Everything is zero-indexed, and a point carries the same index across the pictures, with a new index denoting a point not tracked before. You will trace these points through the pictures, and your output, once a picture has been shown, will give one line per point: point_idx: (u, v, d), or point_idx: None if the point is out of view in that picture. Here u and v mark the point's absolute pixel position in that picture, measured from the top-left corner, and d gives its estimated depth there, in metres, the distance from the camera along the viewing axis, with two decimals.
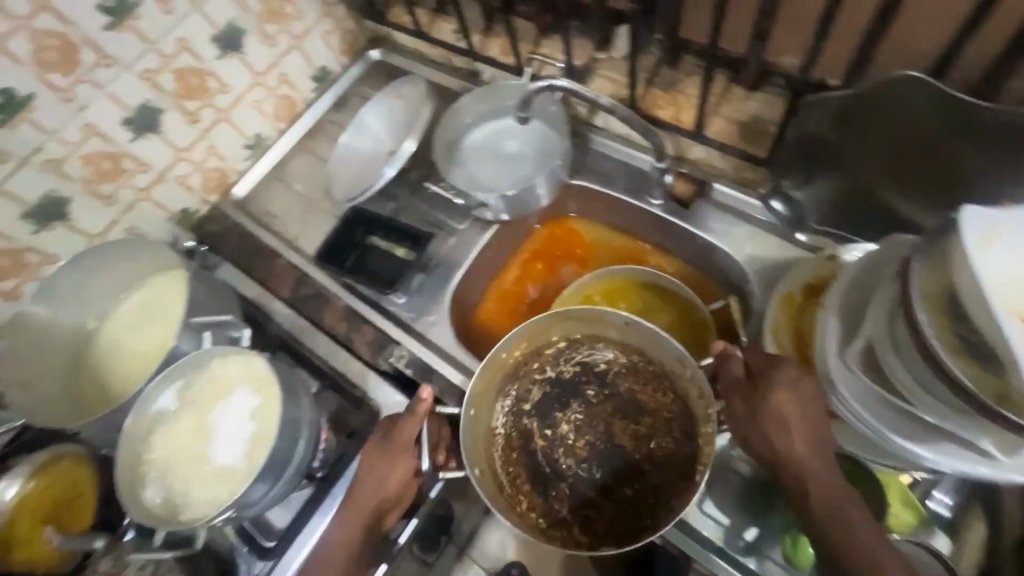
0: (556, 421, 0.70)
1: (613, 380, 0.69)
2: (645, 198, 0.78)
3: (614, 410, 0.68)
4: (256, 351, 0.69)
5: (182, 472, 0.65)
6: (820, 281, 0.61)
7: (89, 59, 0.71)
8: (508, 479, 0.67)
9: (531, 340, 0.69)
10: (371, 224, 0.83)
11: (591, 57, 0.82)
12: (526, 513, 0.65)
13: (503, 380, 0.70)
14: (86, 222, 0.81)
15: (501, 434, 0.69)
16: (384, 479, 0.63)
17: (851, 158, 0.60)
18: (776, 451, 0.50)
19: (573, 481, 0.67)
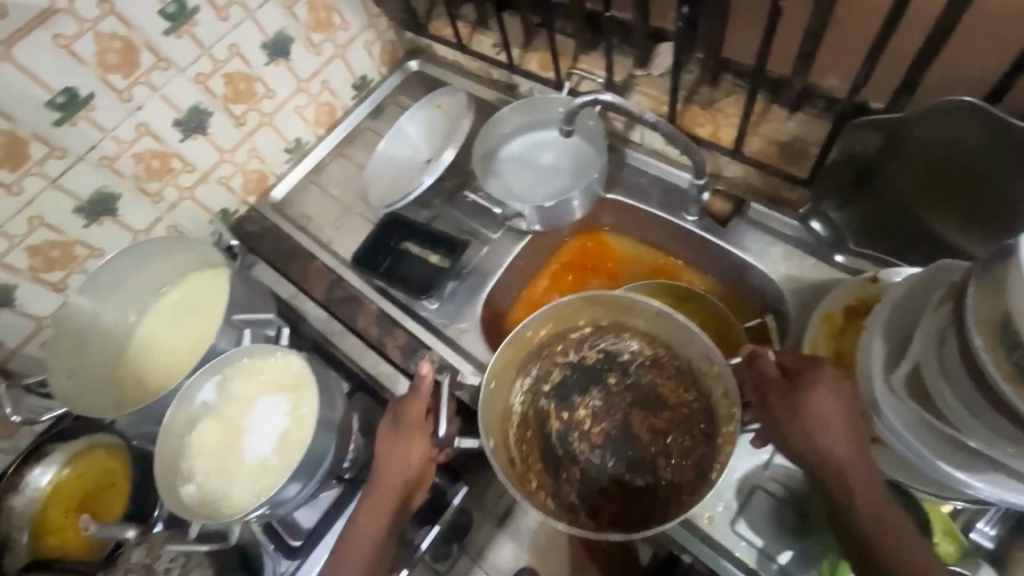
0: (574, 406, 0.69)
1: (636, 372, 0.68)
2: (680, 213, 0.78)
3: (634, 403, 0.67)
4: (291, 351, 0.69)
5: (217, 467, 0.66)
6: (863, 303, 0.60)
7: (148, 61, 0.74)
8: (520, 456, 0.66)
9: (559, 320, 0.68)
10: (407, 230, 0.85)
11: (630, 74, 0.83)
12: (534, 492, 0.64)
13: (526, 358, 0.69)
14: (133, 218, 0.83)
15: (518, 411, 0.68)
16: (404, 464, 0.63)
17: (897, 181, 0.60)
18: (821, 457, 0.48)
19: (585, 466, 0.65)
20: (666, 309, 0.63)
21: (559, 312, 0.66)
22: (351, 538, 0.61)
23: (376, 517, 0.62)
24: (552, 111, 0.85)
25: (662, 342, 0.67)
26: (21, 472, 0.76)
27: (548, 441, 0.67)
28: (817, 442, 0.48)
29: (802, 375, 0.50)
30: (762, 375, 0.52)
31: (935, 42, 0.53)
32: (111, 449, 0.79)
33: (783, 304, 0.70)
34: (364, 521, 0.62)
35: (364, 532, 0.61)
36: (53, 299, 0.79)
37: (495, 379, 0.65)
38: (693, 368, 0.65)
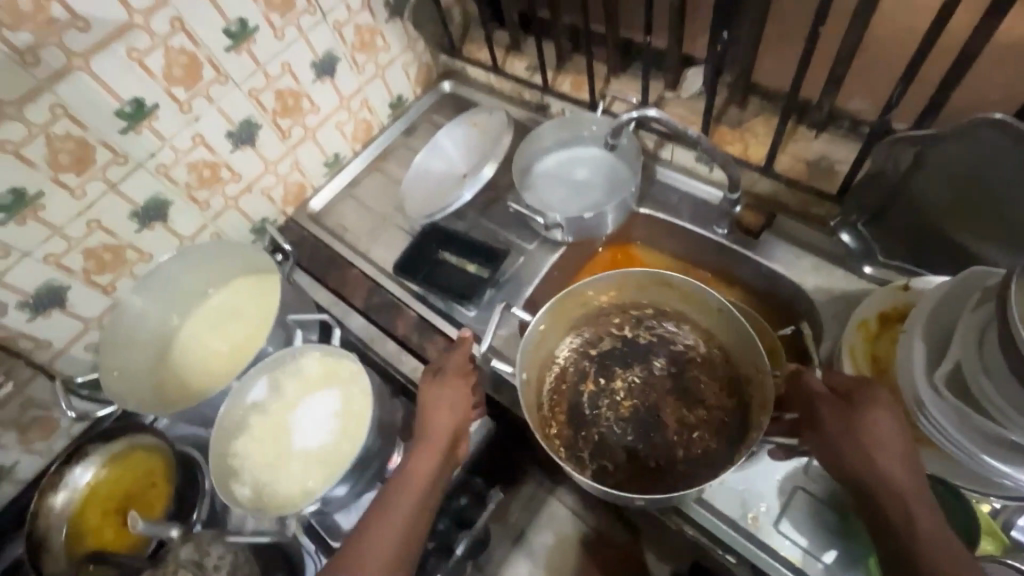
0: (612, 376, 0.74)
1: (683, 362, 0.73)
2: (710, 226, 0.82)
3: (672, 391, 0.73)
4: (341, 352, 0.72)
5: (268, 465, 0.68)
6: (897, 311, 0.62)
7: (209, 75, 0.78)
8: (549, 402, 0.72)
9: (624, 292, 0.73)
10: (446, 241, 0.89)
11: (661, 95, 0.88)
12: (551, 437, 0.70)
13: (582, 319, 0.75)
14: (181, 225, 0.86)
15: (559, 364, 0.74)
16: (452, 407, 0.64)
17: (925, 193, 0.63)
18: (875, 475, 0.50)
19: (605, 431, 0.71)
20: (730, 308, 0.66)
21: (624, 283, 0.72)
22: (399, 484, 0.60)
23: (426, 462, 0.61)
24: (586, 129, 0.89)
25: (718, 343, 0.71)
26: (61, 472, 0.76)
27: (578, 402, 0.73)
28: (873, 459, 0.50)
29: (857, 394, 0.53)
30: (812, 390, 0.55)
31: (961, 66, 0.57)
32: (152, 449, 0.79)
33: (814, 308, 0.73)
34: (414, 468, 0.61)
35: (415, 477, 0.60)
36: (101, 301, 0.81)
37: (550, 326, 0.71)
38: (742, 375, 0.68)
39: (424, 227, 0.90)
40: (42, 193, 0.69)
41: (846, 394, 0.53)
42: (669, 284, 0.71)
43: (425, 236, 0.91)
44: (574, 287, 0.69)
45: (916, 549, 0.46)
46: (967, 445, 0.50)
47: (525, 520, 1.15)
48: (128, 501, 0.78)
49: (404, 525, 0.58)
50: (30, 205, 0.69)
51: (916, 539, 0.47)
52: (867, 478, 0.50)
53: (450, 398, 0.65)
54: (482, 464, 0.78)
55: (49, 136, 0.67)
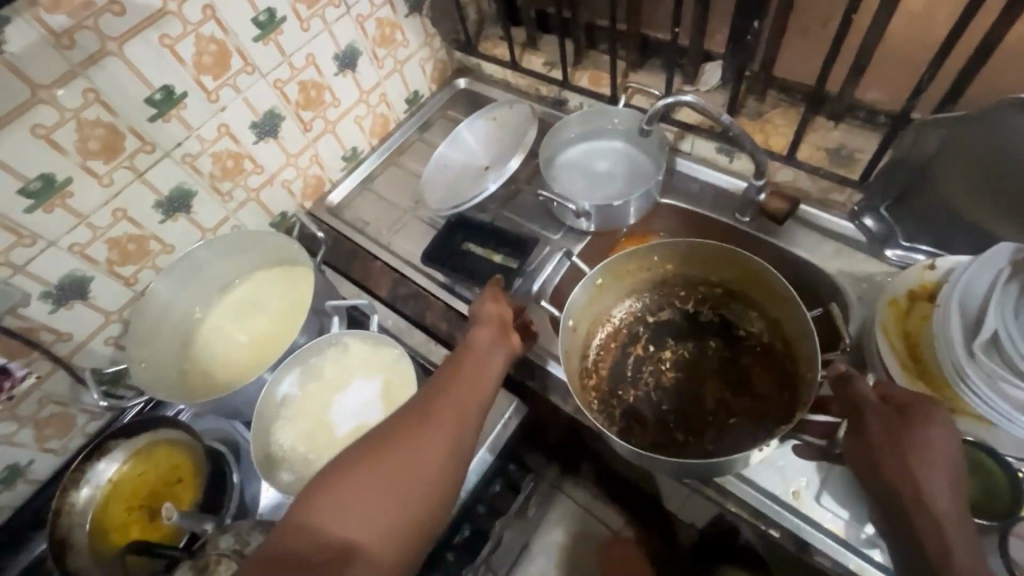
0: (663, 346, 0.83)
1: (740, 347, 0.80)
2: (733, 215, 0.84)
3: (722, 369, 0.79)
4: (378, 337, 0.74)
5: (311, 451, 0.69)
6: (926, 289, 0.65)
7: (236, 65, 0.78)
8: (597, 355, 0.82)
9: (690, 264, 0.81)
10: (473, 231, 0.89)
11: (680, 89, 0.90)
12: (589, 385, 0.79)
13: (647, 286, 0.85)
14: (204, 216, 0.85)
15: (614, 322, 0.85)
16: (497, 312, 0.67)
17: (947, 175, 0.66)
18: (917, 495, 0.50)
19: (640, 394, 0.79)
20: (797, 298, 0.70)
21: (688, 257, 0.80)
22: (458, 359, 0.61)
23: (483, 341, 0.63)
24: (609, 122, 0.91)
25: (782, 337, 0.77)
26: (84, 468, 0.74)
27: (624, 363, 0.82)
28: (916, 478, 0.51)
29: (912, 410, 0.53)
30: (863, 396, 0.56)
31: (983, 54, 0.60)
32: (177, 442, 0.78)
33: (841, 291, 0.75)
34: (470, 348, 0.63)
35: (473, 350, 0.62)
36: (123, 293, 0.80)
37: (612, 284, 0.81)
38: (798, 371, 0.73)
39: (449, 218, 0.91)
40: (71, 180, 0.68)
41: (901, 408, 0.54)
42: (735, 261, 0.75)
43: (451, 227, 0.91)
44: (639, 249, 0.78)
45: (948, 573, 0.46)
46: (1005, 407, 0.53)
47: (543, 513, 1.15)
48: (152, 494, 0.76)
49: (469, 383, 0.58)
50: (58, 191, 0.68)
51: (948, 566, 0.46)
52: (907, 497, 0.51)
53: (493, 302, 0.68)
54: (514, 451, 0.78)
55: (81, 121, 0.66)
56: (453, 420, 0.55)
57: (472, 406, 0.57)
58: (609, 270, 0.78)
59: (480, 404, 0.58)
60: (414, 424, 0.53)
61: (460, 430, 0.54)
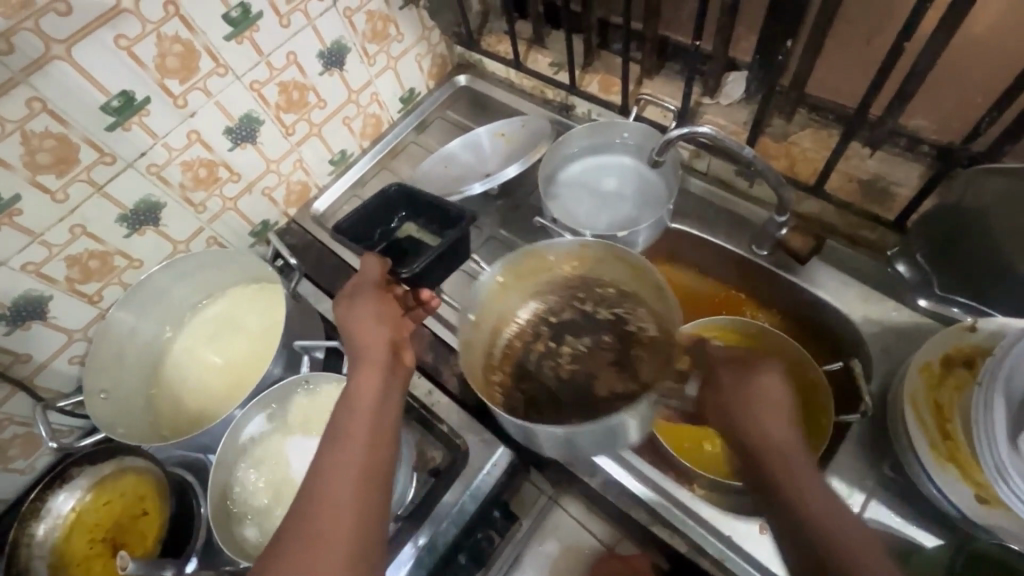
0: (564, 342, 0.76)
1: (631, 342, 0.73)
2: (749, 247, 0.76)
3: (611, 363, 0.72)
4: None
5: (281, 501, 0.66)
6: (963, 354, 0.58)
7: (206, 67, 0.70)
8: (499, 354, 0.75)
9: (584, 266, 0.75)
10: (414, 206, 0.81)
11: (698, 101, 0.81)
12: (492, 380, 0.72)
13: (545, 285, 0.77)
14: (175, 229, 0.78)
15: (519, 322, 0.77)
16: (379, 316, 0.58)
17: (999, 231, 0.58)
18: (766, 444, 0.47)
19: (543, 387, 0.72)
20: (664, 286, 0.68)
21: (585, 255, 0.73)
22: (349, 400, 0.52)
23: (366, 378, 0.53)
24: (618, 136, 0.83)
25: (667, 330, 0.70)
26: (44, 498, 0.71)
27: (527, 364, 0.75)
28: (767, 431, 0.47)
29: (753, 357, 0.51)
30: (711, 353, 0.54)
31: None
32: (142, 472, 0.72)
33: (863, 344, 0.68)
34: (359, 370, 0.54)
35: (361, 397, 0.52)
36: (88, 312, 0.75)
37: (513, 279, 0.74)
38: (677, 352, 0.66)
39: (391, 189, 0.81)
40: (19, 197, 0.62)
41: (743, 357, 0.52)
42: (623, 261, 0.71)
43: (392, 197, 0.82)
44: (537, 249, 0.72)
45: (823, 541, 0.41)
46: None
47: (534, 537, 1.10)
48: (112, 530, 0.71)
49: (374, 399, 0.52)
50: (6, 210, 0.62)
51: (820, 526, 0.42)
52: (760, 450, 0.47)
53: (378, 303, 0.59)
54: (500, 496, 0.73)
55: (26, 133, 0.60)
56: (371, 417, 0.50)
57: (388, 414, 0.52)
58: (509, 268, 0.72)
59: (395, 411, 0.53)
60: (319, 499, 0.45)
61: (379, 417, 0.51)
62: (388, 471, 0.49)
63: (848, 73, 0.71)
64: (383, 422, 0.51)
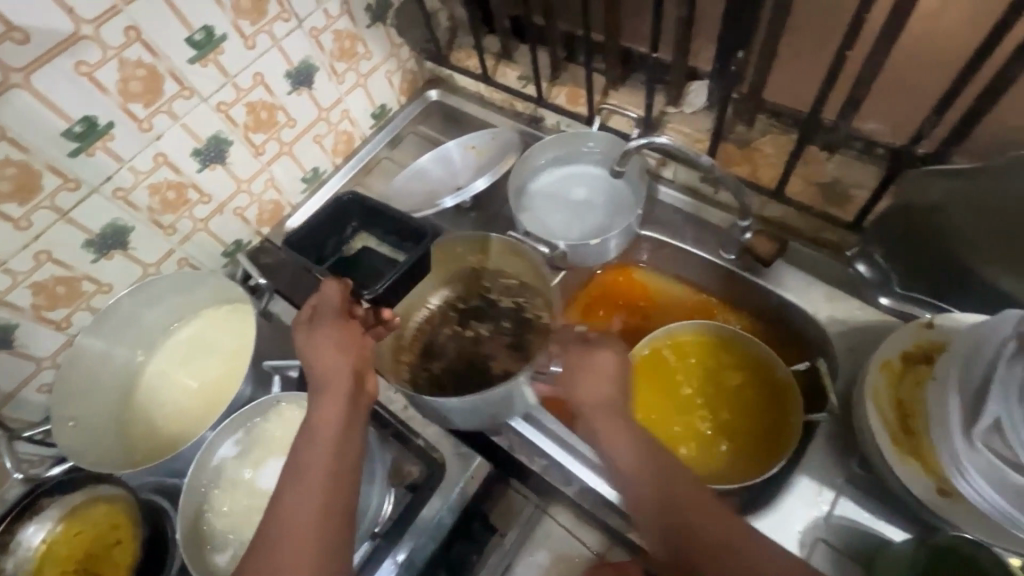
0: (469, 326, 0.82)
1: (525, 328, 0.78)
2: (717, 251, 0.77)
3: (507, 346, 0.78)
4: None
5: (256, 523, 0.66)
6: (922, 350, 0.59)
7: (171, 90, 0.70)
8: (409, 336, 0.81)
9: (489, 258, 0.82)
10: (367, 217, 0.81)
11: (662, 111, 0.82)
12: (400, 360, 0.79)
13: (455, 276, 0.84)
14: (144, 252, 0.78)
15: (432, 308, 0.84)
16: (340, 345, 0.58)
17: (950, 227, 0.60)
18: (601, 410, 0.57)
19: (445, 366, 0.79)
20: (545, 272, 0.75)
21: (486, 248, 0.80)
22: (312, 429, 0.54)
23: (331, 408, 0.55)
24: (583, 146, 0.84)
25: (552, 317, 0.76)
26: (12, 531, 0.69)
27: (434, 346, 0.81)
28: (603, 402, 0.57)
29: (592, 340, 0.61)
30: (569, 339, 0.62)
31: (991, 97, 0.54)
32: (113, 500, 0.70)
33: (829, 344, 0.69)
34: (321, 397, 0.56)
35: (324, 427, 0.54)
36: (55, 339, 0.74)
37: None
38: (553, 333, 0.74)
39: (341, 197, 0.81)
40: None
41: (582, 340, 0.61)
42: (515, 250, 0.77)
43: (343, 207, 0.82)
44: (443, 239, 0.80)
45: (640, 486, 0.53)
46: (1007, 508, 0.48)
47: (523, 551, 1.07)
48: (88, 559, 0.70)
49: (337, 429, 0.54)
50: None
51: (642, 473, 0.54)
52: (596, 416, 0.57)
53: (333, 332, 0.59)
54: (480, 509, 0.73)
55: None
56: (336, 446, 0.53)
57: (352, 442, 0.54)
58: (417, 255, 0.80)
59: (360, 438, 0.55)
60: (288, 523, 0.49)
61: (344, 442, 0.54)
62: (355, 482, 0.53)
63: (804, 80, 0.72)
64: (349, 444, 0.54)
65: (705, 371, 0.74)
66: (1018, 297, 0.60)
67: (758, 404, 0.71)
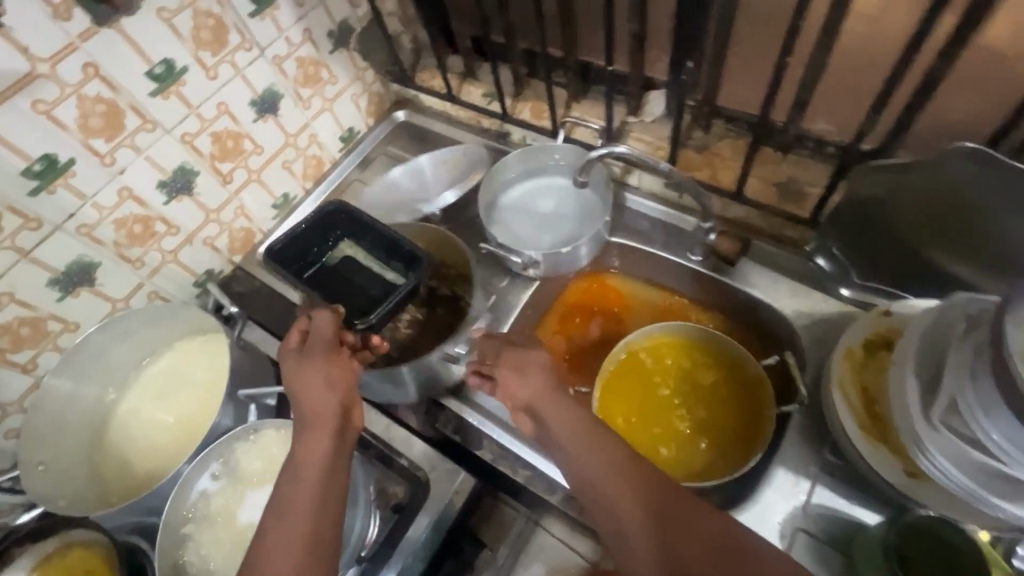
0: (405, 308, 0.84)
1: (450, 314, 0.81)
2: (684, 253, 0.79)
3: (439, 332, 0.79)
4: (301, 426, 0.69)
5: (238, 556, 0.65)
6: (883, 337, 0.61)
7: (133, 123, 0.70)
8: None
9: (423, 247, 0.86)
10: (357, 231, 0.78)
11: (624, 121, 0.85)
12: None
13: None
14: (112, 287, 0.76)
15: None
16: (330, 381, 0.58)
17: (896, 218, 0.63)
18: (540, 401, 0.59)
19: None
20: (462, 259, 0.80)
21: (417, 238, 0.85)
22: (297, 467, 0.54)
23: (316, 444, 0.55)
24: (550, 159, 0.86)
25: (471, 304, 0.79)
26: None
27: None
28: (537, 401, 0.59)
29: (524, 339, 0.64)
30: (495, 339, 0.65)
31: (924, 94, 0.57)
32: (89, 545, 0.69)
33: (796, 336, 0.71)
34: (307, 433, 0.56)
35: (308, 462, 0.54)
36: (21, 382, 0.72)
37: None
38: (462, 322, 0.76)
39: (329, 205, 0.77)
40: None
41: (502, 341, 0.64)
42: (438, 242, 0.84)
43: (331, 217, 0.78)
44: None
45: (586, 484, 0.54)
46: (972, 486, 0.50)
47: None
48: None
49: (322, 467, 0.54)
50: None
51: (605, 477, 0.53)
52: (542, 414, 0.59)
53: (324, 365, 0.59)
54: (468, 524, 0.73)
55: None
56: (320, 480, 0.53)
57: (335, 477, 0.54)
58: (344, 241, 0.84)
59: (342, 473, 0.55)
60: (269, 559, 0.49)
61: (328, 481, 0.54)
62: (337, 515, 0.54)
63: None
64: (332, 478, 0.54)
65: (680, 371, 0.75)
66: (979, 284, 0.62)
67: (733, 402, 0.72)
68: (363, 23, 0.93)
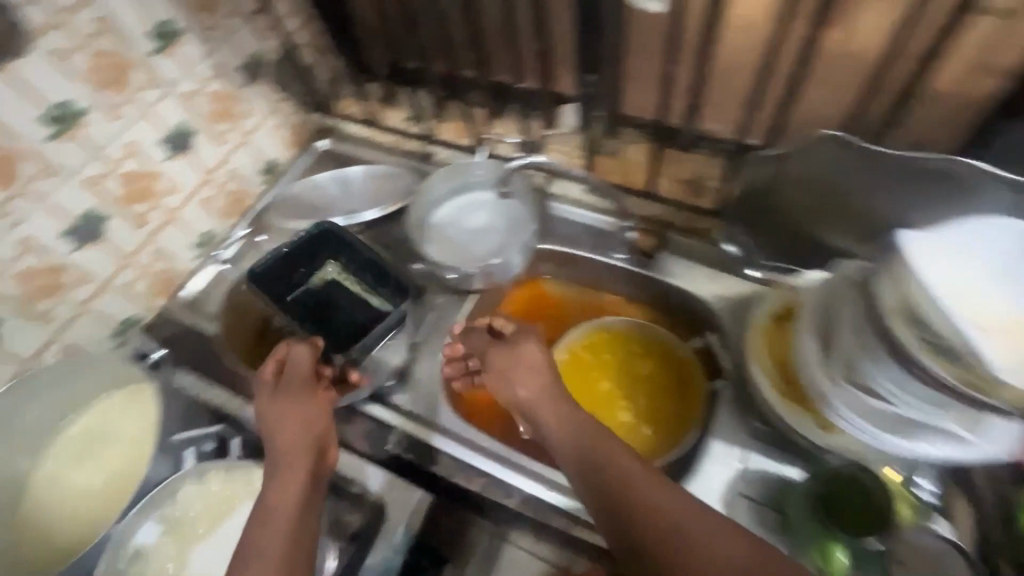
0: None
1: None
2: (608, 253, 0.84)
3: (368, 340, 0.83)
4: (237, 463, 0.74)
5: None
6: (786, 308, 0.69)
7: (30, 170, 0.66)
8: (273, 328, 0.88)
9: None
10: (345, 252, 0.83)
11: (541, 134, 0.90)
12: (258, 345, 0.85)
13: None
14: (17, 346, 0.71)
15: None
16: (308, 419, 0.61)
17: (787, 202, 0.70)
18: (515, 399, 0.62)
19: None
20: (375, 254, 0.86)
21: None
22: (270, 509, 0.53)
23: (289, 487, 0.55)
24: (472, 174, 0.88)
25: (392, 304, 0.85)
26: None
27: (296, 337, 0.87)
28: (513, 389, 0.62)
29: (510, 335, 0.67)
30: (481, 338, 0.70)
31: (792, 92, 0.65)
32: None
33: (717, 318, 0.77)
34: (278, 475, 0.56)
35: (279, 503, 0.54)
36: None
37: None
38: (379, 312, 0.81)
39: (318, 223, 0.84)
40: None
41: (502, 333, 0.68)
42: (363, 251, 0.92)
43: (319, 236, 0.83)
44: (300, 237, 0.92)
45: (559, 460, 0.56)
46: (873, 432, 0.55)
47: None
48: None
49: (293, 510, 0.53)
50: None
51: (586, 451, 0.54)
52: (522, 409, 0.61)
53: (300, 399, 0.62)
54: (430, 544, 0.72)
55: None
56: (289, 522, 0.52)
57: (307, 521, 0.54)
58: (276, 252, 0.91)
59: (314, 518, 0.55)
60: None
61: (299, 525, 0.53)
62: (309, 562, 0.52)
63: None
64: (303, 523, 0.53)
65: (616, 365, 0.79)
66: (855, 250, 0.69)
67: (667, 387, 0.77)
68: (276, 55, 0.93)
